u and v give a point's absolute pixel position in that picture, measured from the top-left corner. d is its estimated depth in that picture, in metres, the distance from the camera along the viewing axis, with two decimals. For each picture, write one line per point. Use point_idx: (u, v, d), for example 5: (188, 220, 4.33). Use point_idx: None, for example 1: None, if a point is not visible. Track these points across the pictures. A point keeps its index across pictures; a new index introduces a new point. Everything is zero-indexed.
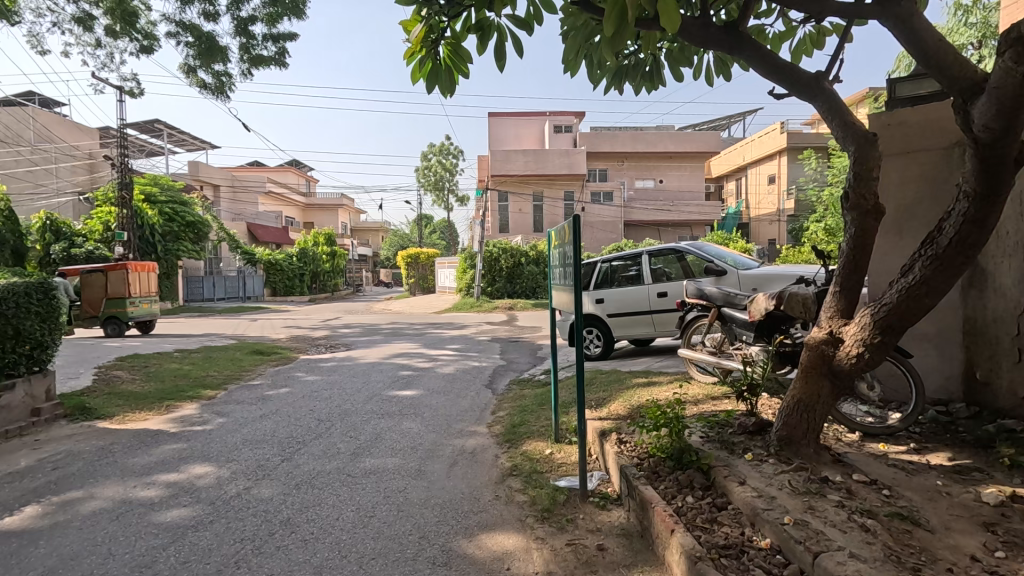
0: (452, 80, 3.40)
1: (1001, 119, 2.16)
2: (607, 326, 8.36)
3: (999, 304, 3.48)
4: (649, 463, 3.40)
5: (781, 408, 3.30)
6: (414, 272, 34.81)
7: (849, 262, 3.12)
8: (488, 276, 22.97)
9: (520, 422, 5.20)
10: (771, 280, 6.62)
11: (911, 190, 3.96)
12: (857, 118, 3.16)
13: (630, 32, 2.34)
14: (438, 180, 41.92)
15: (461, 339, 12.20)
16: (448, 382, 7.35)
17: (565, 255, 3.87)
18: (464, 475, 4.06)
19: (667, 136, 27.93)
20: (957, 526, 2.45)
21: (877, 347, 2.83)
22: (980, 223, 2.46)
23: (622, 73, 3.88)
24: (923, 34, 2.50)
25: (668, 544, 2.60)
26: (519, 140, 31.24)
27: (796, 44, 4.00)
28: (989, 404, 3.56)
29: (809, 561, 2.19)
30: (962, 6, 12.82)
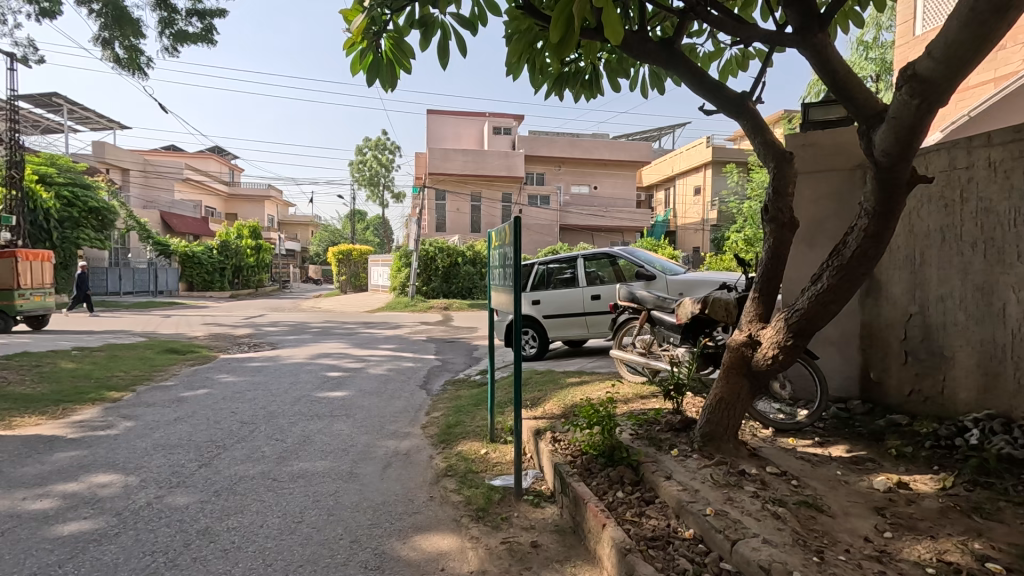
0: (394, 74, 3.37)
1: (898, 146, 2.40)
2: (542, 327, 8.52)
3: (890, 311, 3.90)
4: (582, 461, 3.50)
5: (705, 406, 3.51)
6: (345, 269, 33.65)
7: (766, 271, 3.38)
8: (423, 275, 22.70)
9: (455, 422, 5.18)
10: (696, 285, 7.01)
11: (821, 206, 4.34)
12: (775, 137, 3.44)
13: (574, 40, 2.40)
14: (374, 176, 40.89)
15: (395, 338, 11.99)
16: (381, 382, 7.20)
17: (505, 256, 3.91)
18: (398, 476, 4.00)
19: (602, 144, 28.83)
20: (854, 511, 2.71)
21: (789, 349, 3.08)
22: (878, 237, 2.74)
23: (562, 80, 3.96)
24: (835, 66, 2.75)
25: (600, 538, 2.69)
26: (458, 139, 31.11)
27: (722, 65, 4.27)
28: (881, 401, 3.97)
29: (728, 549, 2.35)
30: (863, 42, 14.25)
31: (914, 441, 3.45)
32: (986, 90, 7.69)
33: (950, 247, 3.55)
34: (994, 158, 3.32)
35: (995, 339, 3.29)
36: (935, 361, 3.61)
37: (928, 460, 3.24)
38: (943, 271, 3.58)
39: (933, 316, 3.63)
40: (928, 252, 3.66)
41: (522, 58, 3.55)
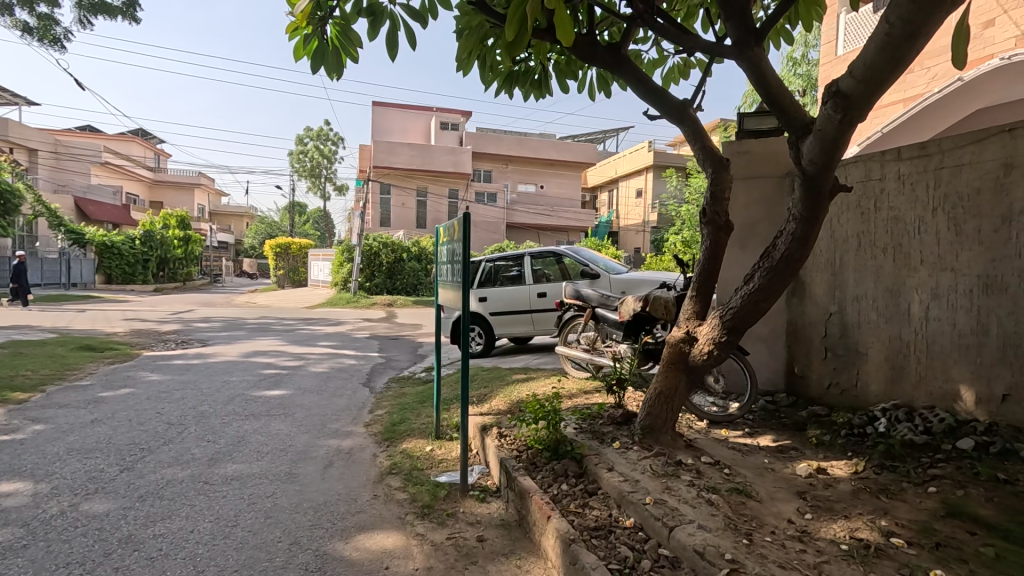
0: (340, 62, 3.27)
1: (823, 156, 2.58)
2: (489, 324, 8.55)
3: (812, 309, 4.22)
4: (528, 455, 3.56)
5: (645, 400, 3.66)
6: (283, 263, 32.26)
7: (703, 271, 3.56)
8: (366, 271, 22.19)
9: (400, 420, 5.11)
10: (638, 285, 7.24)
11: (753, 210, 4.60)
12: (714, 144, 3.62)
13: (527, 38, 2.40)
14: (315, 167, 39.48)
15: (337, 336, 11.66)
16: (322, 380, 6.98)
17: (453, 251, 3.92)
18: (341, 475, 3.90)
19: (549, 144, 29.07)
20: (779, 496, 2.91)
21: (724, 345, 3.26)
22: (804, 241, 2.94)
23: (512, 78, 3.99)
24: (767, 79, 2.92)
25: (544, 530, 2.75)
26: (404, 132, 30.55)
27: (665, 72, 4.43)
28: (803, 394, 4.29)
29: (666, 535, 2.46)
30: (792, 58, 15.24)
31: (831, 430, 3.73)
32: (896, 109, 8.36)
33: (864, 252, 3.86)
34: (904, 172, 3.64)
35: (901, 336, 3.61)
36: (850, 355, 3.93)
37: (843, 446, 3.51)
38: (858, 274, 3.90)
39: (849, 316, 3.94)
40: (846, 256, 3.99)
41: (472, 54, 3.54)
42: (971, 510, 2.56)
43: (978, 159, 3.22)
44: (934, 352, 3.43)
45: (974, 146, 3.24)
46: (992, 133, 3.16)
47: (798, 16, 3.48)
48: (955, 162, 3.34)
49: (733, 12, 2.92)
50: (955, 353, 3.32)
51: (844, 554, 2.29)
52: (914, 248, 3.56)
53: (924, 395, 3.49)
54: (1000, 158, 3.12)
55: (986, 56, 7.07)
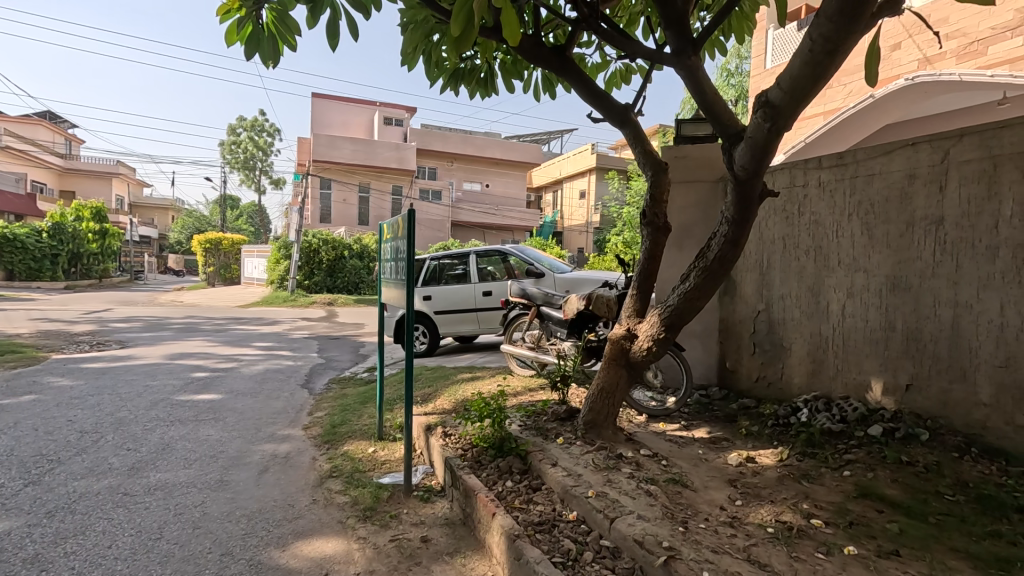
0: (277, 49, 3.13)
1: (753, 163, 2.72)
2: (433, 323, 8.47)
3: (742, 307, 4.49)
4: (472, 454, 3.56)
5: (588, 396, 3.75)
6: (213, 260, 30.48)
7: (643, 271, 3.69)
8: (305, 269, 21.37)
9: (341, 422, 4.96)
10: (581, 284, 7.40)
11: (690, 212, 4.81)
12: (654, 149, 3.76)
13: (473, 37, 2.37)
14: (249, 159, 37.59)
15: (273, 336, 11.16)
16: (257, 383, 6.67)
17: (397, 249, 3.85)
18: (277, 481, 3.73)
19: (494, 143, 28.97)
20: (712, 484, 3.06)
21: (662, 342, 3.39)
22: (735, 243, 3.09)
23: (458, 76, 3.98)
24: (703, 87, 3.05)
25: (489, 527, 2.76)
26: (346, 126, 29.66)
27: (608, 76, 4.55)
28: (734, 387, 4.55)
29: (607, 526, 2.53)
30: (726, 69, 16.03)
31: (759, 421, 3.97)
32: (816, 122, 9.00)
33: (789, 254, 4.14)
34: (824, 179, 3.92)
35: (821, 332, 3.90)
36: (776, 350, 4.21)
37: (769, 436, 3.74)
38: (783, 275, 4.18)
39: (776, 313, 4.22)
40: (772, 258, 4.26)
41: (417, 49, 3.50)
42: (879, 490, 2.80)
43: (886, 169, 3.51)
44: (849, 347, 3.72)
45: (884, 158, 3.53)
46: (899, 146, 3.45)
47: (732, 28, 3.65)
48: (868, 172, 3.63)
49: (672, 21, 3.03)
50: (866, 347, 3.61)
51: (770, 537, 2.44)
52: (832, 251, 3.84)
53: (841, 386, 3.78)
54: (906, 169, 3.41)
55: (893, 77, 7.75)
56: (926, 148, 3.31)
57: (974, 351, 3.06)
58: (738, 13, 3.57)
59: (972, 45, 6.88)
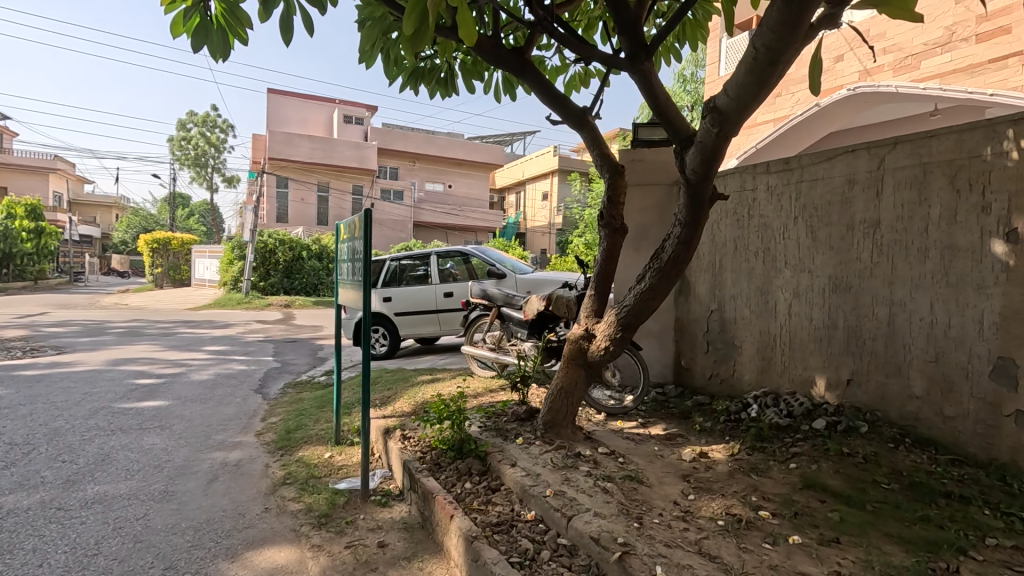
0: (227, 43, 3.02)
1: (703, 166, 2.80)
2: (393, 325, 8.35)
3: (697, 307, 4.63)
4: (431, 456, 3.53)
5: (547, 396, 3.78)
6: (161, 261, 29.11)
7: (601, 271, 3.75)
8: (260, 270, 20.71)
9: (296, 427, 4.82)
10: (542, 284, 7.45)
11: (646, 215, 4.92)
12: (611, 151, 3.83)
13: (428, 36, 2.35)
14: (200, 155, 36.10)
15: (225, 340, 10.75)
16: (207, 389, 6.40)
17: (354, 249, 3.77)
18: (226, 490, 3.59)
19: (457, 144, 28.84)
20: (667, 480, 3.14)
21: (619, 341, 3.46)
22: (688, 244, 3.18)
23: (418, 75, 3.95)
24: (656, 92, 3.13)
25: (447, 530, 2.74)
26: (304, 123, 28.89)
27: (568, 79, 4.60)
28: (689, 384, 4.69)
29: (565, 524, 2.56)
30: (682, 76, 16.48)
31: (712, 417, 4.09)
32: (765, 129, 9.36)
33: (740, 255, 4.30)
34: (771, 184, 4.08)
35: (770, 330, 4.05)
36: (728, 348, 4.36)
37: (722, 431, 3.86)
38: (735, 275, 4.33)
39: (728, 313, 4.38)
40: (724, 259, 4.42)
41: (375, 46, 3.46)
42: (823, 481, 2.92)
43: (828, 174, 3.69)
44: (795, 344, 3.89)
45: (826, 163, 3.71)
46: (839, 153, 3.63)
47: (685, 35, 3.75)
48: (812, 177, 3.81)
49: (626, 26, 3.09)
50: (811, 345, 3.78)
51: (720, 529, 2.52)
52: (779, 252, 4.01)
53: (788, 381, 3.94)
54: (846, 174, 3.59)
55: (835, 87, 8.14)
56: (865, 155, 3.49)
57: (908, 347, 3.25)
58: (690, 21, 3.67)
59: (906, 59, 7.31)
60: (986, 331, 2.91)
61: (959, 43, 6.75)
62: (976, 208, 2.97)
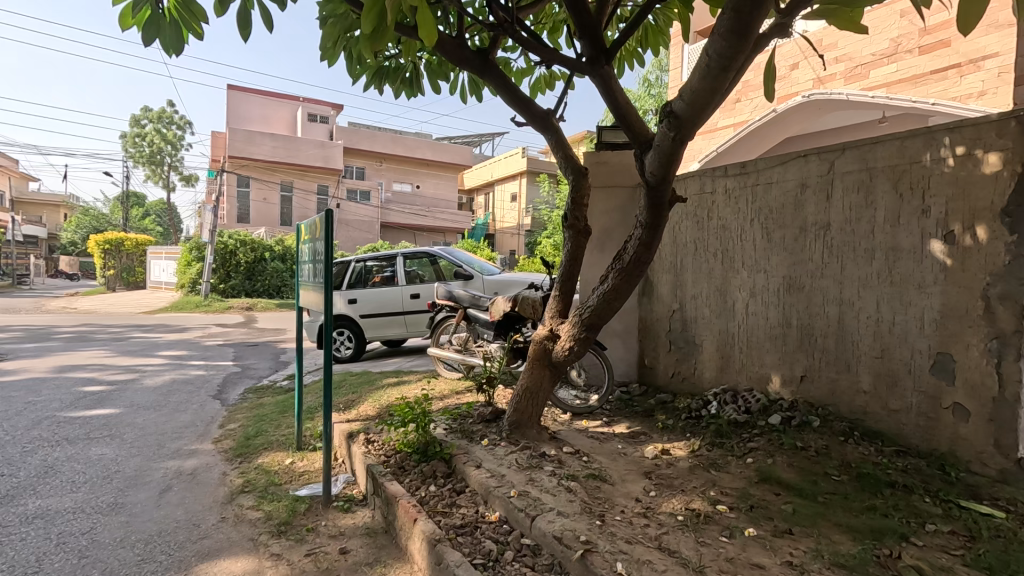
0: (180, 37, 2.92)
1: (661, 169, 2.86)
2: (359, 328, 8.22)
3: (660, 306, 4.74)
4: (396, 460, 3.49)
5: (513, 397, 3.79)
6: (114, 262, 27.88)
7: (565, 272, 3.78)
8: (220, 272, 20.06)
9: (255, 433, 4.69)
10: (509, 285, 7.47)
11: (610, 216, 4.99)
12: (574, 153, 3.87)
13: (389, 34, 2.33)
14: (156, 153, 34.74)
15: (182, 344, 10.38)
16: (161, 395, 6.16)
17: (315, 250, 3.69)
18: (180, 500, 3.46)
19: (425, 144, 28.61)
20: (629, 477, 3.19)
21: (583, 341, 3.50)
22: (649, 246, 3.24)
23: (382, 74, 3.91)
24: (617, 96, 3.18)
25: (410, 533, 2.71)
26: (266, 121, 28.15)
27: (533, 81, 4.63)
28: (652, 383, 4.80)
29: (528, 525, 2.57)
30: (647, 80, 16.80)
31: (674, 414, 4.18)
32: (725, 134, 9.62)
33: (700, 256, 4.41)
34: (729, 187, 4.20)
35: (728, 328, 4.17)
36: (690, 347, 4.47)
37: (683, 428, 3.94)
38: (695, 276, 4.44)
39: (689, 312, 4.49)
40: (685, 260, 4.53)
41: (337, 43, 3.41)
42: (777, 475, 3.02)
43: (782, 178, 3.82)
44: (752, 342, 4.01)
45: (780, 167, 3.84)
46: (792, 157, 3.76)
47: (647, 40, 3.81)
48: (767, 180, 3.93)
49: (586, 30, 3.13)
50: (767, 343, 3.91)
51: (680, 524, 2.58)
52: (736, 253, 4.13)
53: (746, 378, 4.06)
54: (799, 178, 3.73)
55: (791, 94, 8.44)
56: (815, 160, 3.63)
57: (856, 344, 3.39)
58: (652, 26, 3.73)
59: (857, 68, 7.65)
60: (927, 327, 3.06)
61: (904, 54, 7.09)
62: (917, 211, 3.12)
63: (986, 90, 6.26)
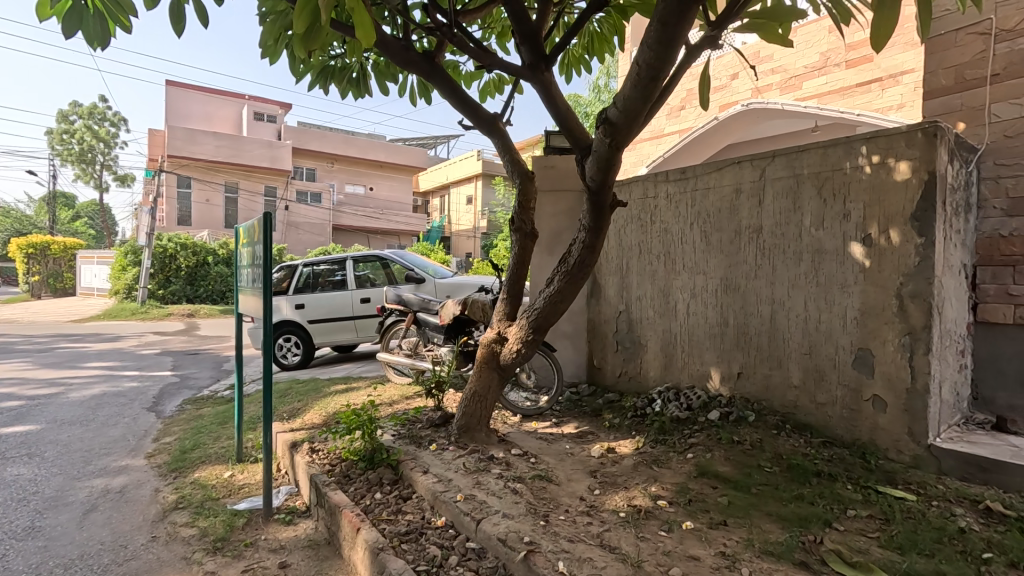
0: (106, 30, 2.68)
1: (600, 174, 2.94)
2: (306, 333, 7.98)
3: (606, 308, 4.86)
4: (341, 468, 3.41)
5: (462, 400, 3.78)
6: (39, 267, 25.97)
7: (512, 275, 3.80)
8: (159, 277, 19.16)
9: (193, 446, 4.48)
10: (460, 288, 7.45)
11: (558, 220, 5.07)
12: (521, 158, 3.91)
13: (325, 33, 2.27)
14: (87, 151, 32.65)
15: (115, 353, 9.79)
16: (89, 409, 5.78)
17: (254, 254, 3.57)
18: (106, 521, 3.26)
19: (378, 145, 28.14)
20: (574, 477, 3.24)
21: (530, 343, 3.53)
22: (592, 249, 3.30)
23: (327, 73, 3.83)
24: (558, 102, 3.24)
25: (353, 543, 2.65)
26: (209, 120, 27.00)
27: (482, 85, 4.64)
28: (601, 383, 4.90)
29: (473, 528, 2.57)
30: (597, 86, 17.12)
31: (621, 413, 4.27)
32: (672, 140, 9.93)
33: (644, 258, 4.54)
34: (670, 192, 4.34)
35: (671, 328, 4.31)
36: (635, 347, 4.59)
37: (629, 426, 4.03)
38: (640, 277, 4.57)
39: (634, 313, 4.61)
40: (631, 263, 4.65)
41: (278, 41, 3.31)
42: (715, 469, 3.14)
43: (718, 184, 3.99)
44: (693, 341, 4.16)
45: (717, 173, 4.00)
46: (728, 164, 3.93)
47: (592, 47, 3.88)
48: (705, 185, 4.09)
49: (525, 35, 3.16)
50: (706, 342, 4.06)
51: (621, 521, 2.64)
52: (678, 256, 4.27)
53: (687, 376, 4.20)
54: (734, 184, 3.90)
55: (732, 102, 8.81)
56: (748, 166, 3.81)
57: (787, 341, 3.58)
58: (597, 33, 3.79)
59: (791, 79, 8.06)
60: (849, 325, 3.27)
61: (832, 68, 7.55)
62: (839, 215, 3.33)
63: (904, 103, 6.80)
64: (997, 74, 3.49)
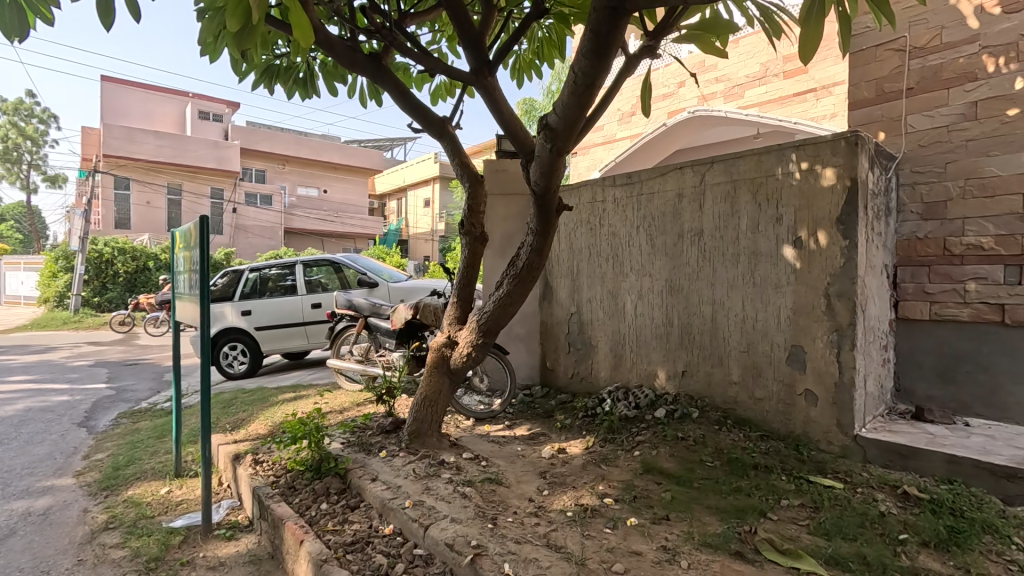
0: (24, 21, 2.43)
1: (544, 179, 2.98)
2: (254, 341, 7.71)
3: (558, 310, 4.92)
4: (286, 479, 3.31)
5: (412, 406, 3.75)
6: None
7: (462, 279, 3.79)
8: (94, 284, 18.13)
9: (126, 462, 4.24)
10: (414, 292, 7.36)
11: (510, 223, 5.10)
12: (471, 161, 3.91)
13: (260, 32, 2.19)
14: (13, 150, 30.50)
15: (44, 366, 9.17)
16: (11, 427, 5.38)
17: (190, 260, 3.42)
18: (27, 546, 3.04)
19: (332, 146, 27.48)
20: (524, 478, 3.26)
21: (480, 347, 3.54)
22: (540, 252, 3.34)
23: (271, 73, 3.72)
24: (503, 107, 3.27)
25: (296, 556, 2.58)
26: (150, 119, 25.72)
27: (434, 88, 4.62)
28: (553, 384, 4.95)
29: (421, 534, 2.54)
30: (551, 91, 17.33)
31: (572, 413, 4.33)
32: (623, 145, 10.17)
33: (593, 261, 4.63)
34: (618, 197, 4.44)
35: (620, 329, 4.41)
36: (586, 348, 4.67)
37: (580, 426, 4.10)
38: (590, 280, 4.65)
39: (585, 315, 4.69)
40: (581, 265, 4.73)
41: (218, 39, 3.19)
42: (660, 465, 3.23)
43: (662, 188, 4.11)
44: (640, 342, 4.27)
45: (661, 178, 4.12)
46: (671, 169, 4.06)
47: (541, 53, 3.92)
48: (649, 190, 4.21)
49: (468, 40, 3.17)
50: (653, 342, 4.17)
51: (569, 520, 2.68)
52: (625, 258, 4.38)
53: (636, 376, 4.30)
54: (676, 189, 4.03)
55: (680, 108, 9.09)
56: (690, 172, 3.94)
57: (727, 340, 3.72)
58: (546, 39, 3.84)
59: (734, 88, 8.41)
60: (783, 323, 3.43)
61: (771, 78, 7.92)
62: (773, 219, 3.49)
63: (837, 112, 7.25)
64: (912, 88, 3.76)
